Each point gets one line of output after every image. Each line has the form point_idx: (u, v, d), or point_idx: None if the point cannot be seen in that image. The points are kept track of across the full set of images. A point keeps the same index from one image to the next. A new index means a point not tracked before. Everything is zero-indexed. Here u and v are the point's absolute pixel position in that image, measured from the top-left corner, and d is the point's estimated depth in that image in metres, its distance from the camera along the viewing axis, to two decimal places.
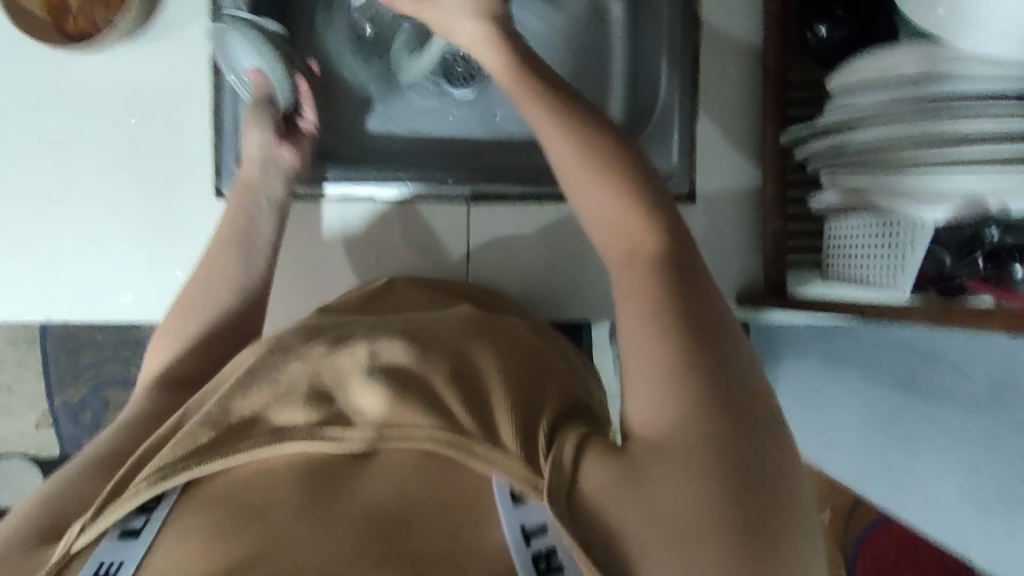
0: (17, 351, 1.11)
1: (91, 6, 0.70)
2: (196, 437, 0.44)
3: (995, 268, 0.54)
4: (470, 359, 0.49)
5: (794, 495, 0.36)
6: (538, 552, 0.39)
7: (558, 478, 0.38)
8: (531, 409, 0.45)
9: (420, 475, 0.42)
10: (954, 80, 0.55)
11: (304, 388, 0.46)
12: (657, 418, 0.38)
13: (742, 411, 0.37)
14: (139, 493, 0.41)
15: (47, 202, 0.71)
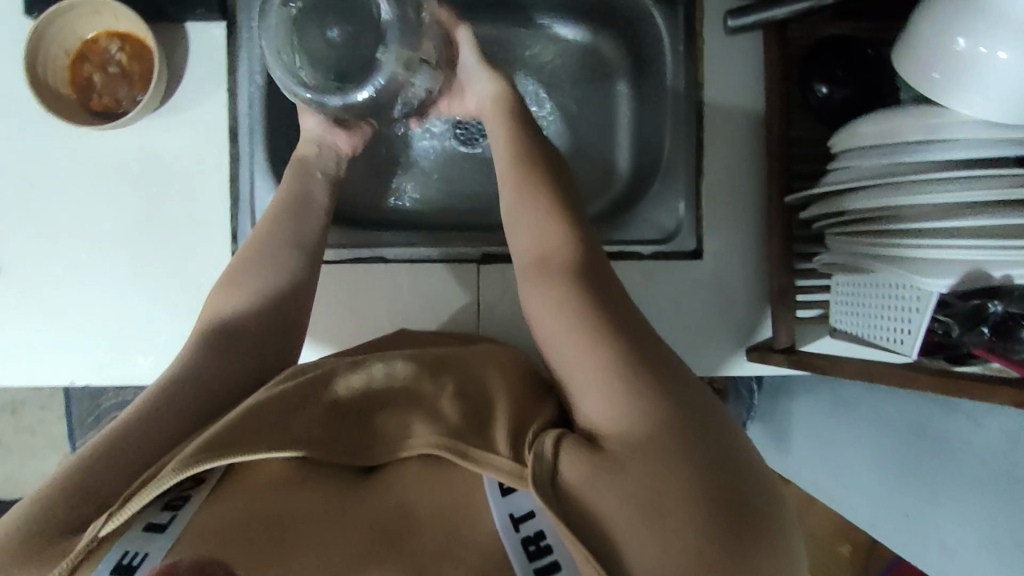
0: (43, 395, 1.26)
1: (114, 83, 0.73)
2: (219, 432, 0.47)
3: (1001, 339, 0.54)
4: (471, 384, 0.55)
5: (748, 475, 0.41)
6: (527, 536, 0.44)
7: (541, 467, 0.43)
8: (523, 419, 0.49)
9: (423, 484, 0.48)
10: (949, 148, 0.58)
11: (326, 408, 0.51)
12: (621, 412, 0.43)
13: (690, 408, 0.43)
14: (165, 479, 0.44)
15: (71, 268, 0.74)
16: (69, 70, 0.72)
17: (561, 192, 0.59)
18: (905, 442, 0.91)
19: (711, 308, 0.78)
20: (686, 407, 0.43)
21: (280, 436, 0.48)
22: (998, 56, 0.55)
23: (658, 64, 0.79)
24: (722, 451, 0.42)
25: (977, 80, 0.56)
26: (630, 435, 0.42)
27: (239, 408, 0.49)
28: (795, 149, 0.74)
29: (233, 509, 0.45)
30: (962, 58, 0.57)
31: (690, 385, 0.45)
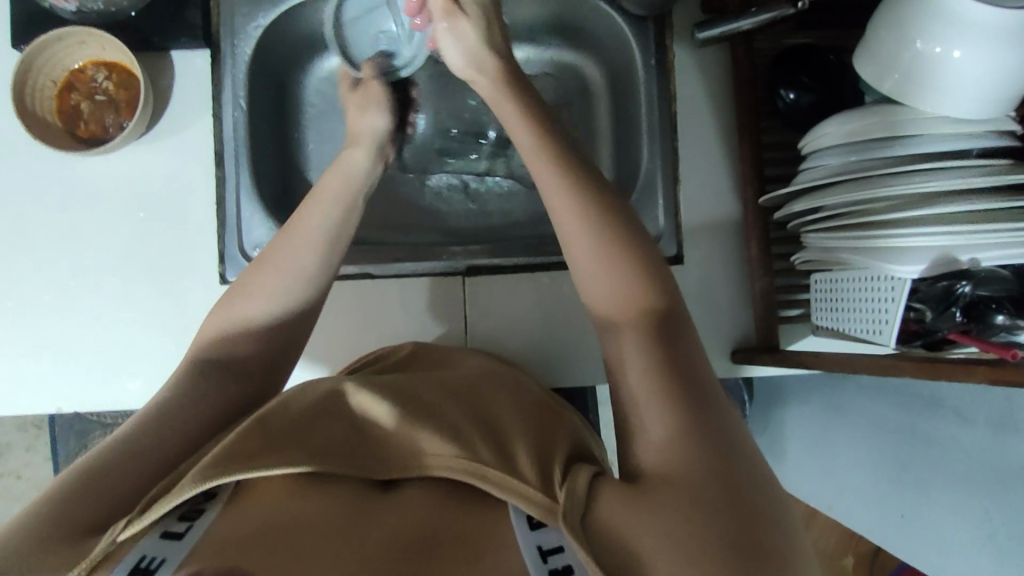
0: (28, 436, 1.25)
1: (101, 111, 0.74)
2: (240, 449, 0.47)
3: (975, 320, 0.55)
4: (494, 415, 0.56)
5: (781, 513, 0.40)
6: (554, 568, 0.41)
7: (572, 501, 0.43)
8: (548, 450, 0.51)
9: (443, 501, 0.48)
10: (913, 143, 0.60)
11: (342, 434, 0.51)
12: (660, 448, 0.43)
13: (725, 442, 0.43)
14: (183, 490, 0.44)
15: (59, 296, 0.74)
16: (56, 99, 0.74)
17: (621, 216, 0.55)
18: (897, 440, 0.91)
19: (696, 312, 0.79)
20: (722, 442, 0.43)
21: (302, 454, 0.48)
22: (953, 54, 0.57)
23: (631, 77, 0.82)
24: (756, 483, 0.41)
25: (936, 79, 0.58)
26: (667, 471, 0.42)
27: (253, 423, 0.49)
28: (767, 153, 0.77)
29: (249, 521, 0.44)
30: (920, 60, 0.59)
31: (728, 419, 0.45)
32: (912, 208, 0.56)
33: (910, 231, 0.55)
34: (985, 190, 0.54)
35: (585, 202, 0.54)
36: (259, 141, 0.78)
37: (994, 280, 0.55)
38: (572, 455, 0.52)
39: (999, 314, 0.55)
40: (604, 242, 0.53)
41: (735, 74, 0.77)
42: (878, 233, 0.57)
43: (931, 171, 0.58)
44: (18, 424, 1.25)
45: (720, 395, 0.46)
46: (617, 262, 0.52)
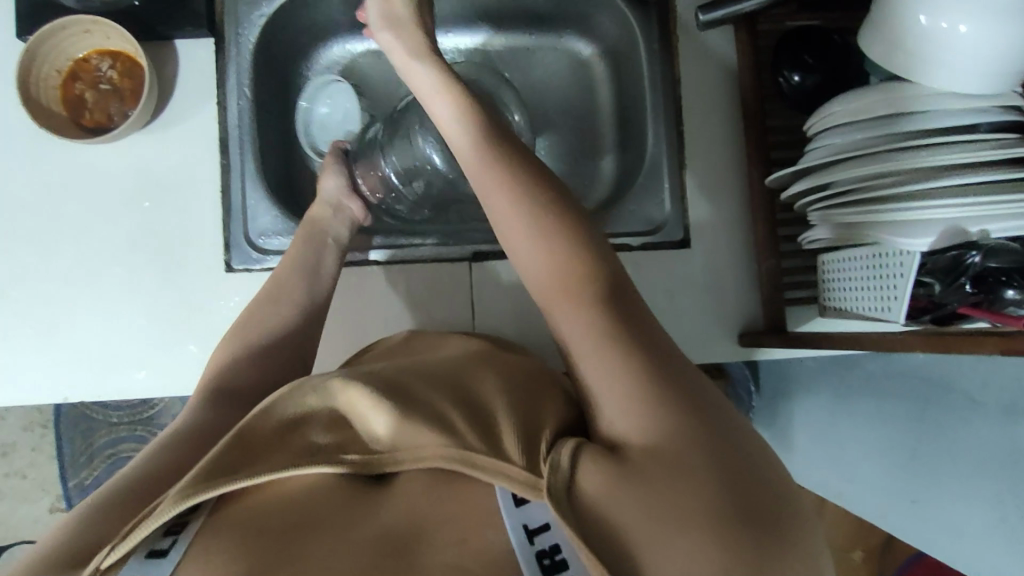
0: (33, 436, 1.24)
1: (106, 100, 0.75)
2: (220, 458, 0.45)
3: (984, 293, 0.55)
4: (482, 389, 0.52)
5: (771, 485, 0.41)
6: (542, 549, 0.41)
7: (555, 477, 0.42)
8: (533, 424, 0.48)
9: (434, 491, 0.45)
10: (922, 118, 0.60)
11: (319, 421, 0.48)
12: (642, 422, 0.42)
13: (712, 419, 0.42)
14: (166, 510, 0.42)
15: (65, 285, 0.74)
16: (61, 89, 0.74)
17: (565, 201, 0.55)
18: (907, 425, 0.91)
19: (703, 296, 0.78)
20: (710, 419, 0.42)
21: (284, 456, 0.45)
22: (959, 28, 0.57)
23: (635, 62, 0.82)
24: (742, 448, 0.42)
25: (941, 54, 0.58)
26: (653, 446, 0.41)
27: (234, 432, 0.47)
28: (772, 136, 0.77)
29: (238, 525, 0.43)
30: (926, 36, 0.59)
31: (711, 395, 0.44)
32: (922, 182, 0.56)
33: (922, 205, 0.55)
34: (994, 162, 0.54)
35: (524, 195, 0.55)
36: (263, 129, 0.79)
37: (1005, 252, 0.54)
38: (563, 427, 0.50)
39: (1010, 288, 0.54)
40: (538, 230, 0.53)
41: (740, 57, 0.77)
42: (890, 207, 0.57)
43: (940, 146, 0.58)
44: (23, 423, 1.24)
45: (689, 367, 0.46)
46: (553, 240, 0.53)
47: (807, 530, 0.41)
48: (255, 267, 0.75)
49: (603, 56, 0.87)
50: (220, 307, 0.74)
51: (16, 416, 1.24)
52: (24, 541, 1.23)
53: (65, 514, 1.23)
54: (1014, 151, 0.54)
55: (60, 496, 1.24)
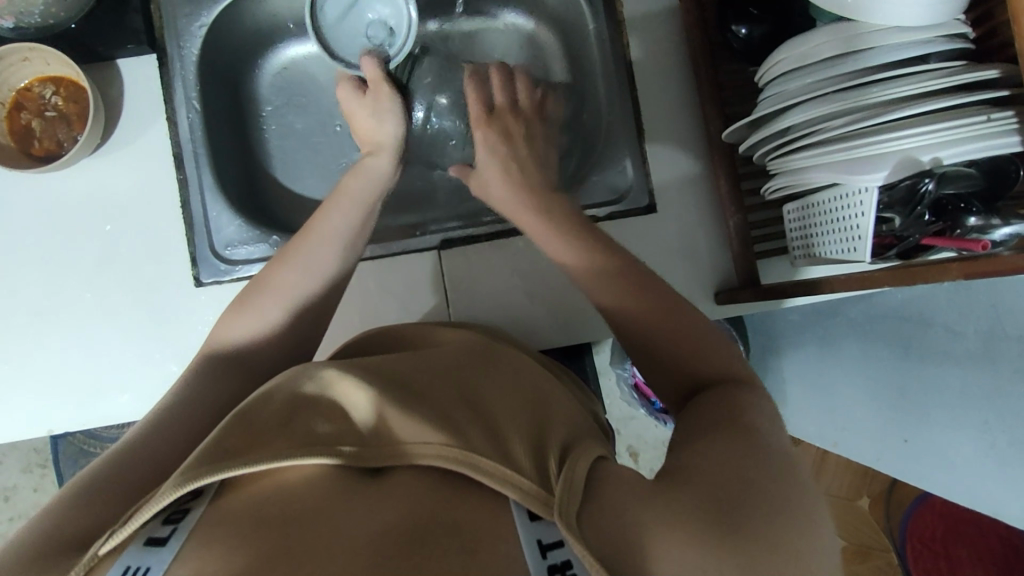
0: (33, 476, 1.24)
1: (53, 127, 0.74)
2: (219, 445, 0.43)
3: (947, 219, 0.56)
4: (481, 392, 0.51)
5: (801, 505, 0.39)
6: (553, 564, 0.36)
7: (569, 495, 0.40)
8: (539, 434, 0.47)
9: (439, 491, 0.42)
10: (869, 54, 0.59)
11: (315, 411, 0.46)
12: (684, 458, 0.43)
13: (738, 435, 0.43)
14: (166, 493, 0.40)
15: (34, 317, 0.73)
16: (6, 121, 0.74)
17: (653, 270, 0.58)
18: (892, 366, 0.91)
19: (676, 260, 0.78)
20: (739, 435, 0.43)
21: (283, 443, 0.43)
22: None
23: (584, 33, 0.82)
24: (764, 468, 0.41)
25: None
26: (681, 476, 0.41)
27: (233, 417, 0.46)
28: (726, 92, 0.77)
29: (233, 516, 0.40)
30: None
31: (750, 417, 0.45)
32: (882, 115, 0.56)
33: (885, 135, 0.54)
34: (945, 88, 0.54)
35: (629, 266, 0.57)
36: (215, 140, 0.78)
37: (961, 177, 0.55)
38: (569, 440, 0.49)
39: (970, 214, 0.55)
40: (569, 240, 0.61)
41: (686, 18, 0.77)
42: (852, 142, 0.56)
43: (891, 79, 0.58)
44: (22, 465, 1.24)
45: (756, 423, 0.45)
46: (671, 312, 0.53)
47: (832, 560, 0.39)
48: (225, 278, 0.74)
49: (551, 30, 0.86)
50: (195, 321, 0.74)
51: (14, 459, 1.23)
52: None
53: None
54: (963, 77, 0.55)
55: None
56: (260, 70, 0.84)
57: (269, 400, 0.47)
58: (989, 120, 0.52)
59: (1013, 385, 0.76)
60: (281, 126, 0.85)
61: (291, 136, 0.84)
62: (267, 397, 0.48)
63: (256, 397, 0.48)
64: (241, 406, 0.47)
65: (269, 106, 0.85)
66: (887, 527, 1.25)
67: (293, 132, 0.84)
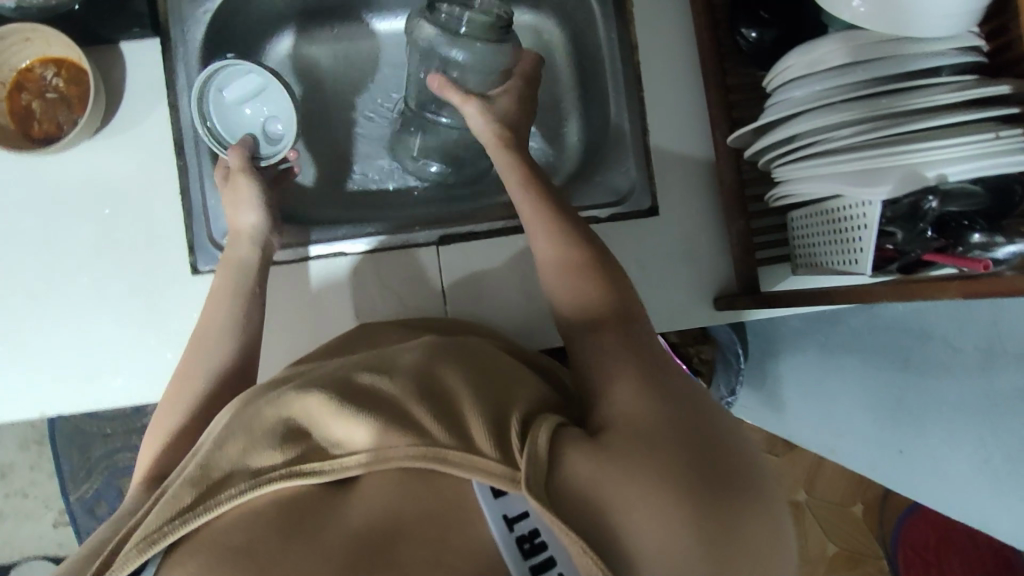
0: (30, 454, 1.24)
1: (54, 110, 0.74)
2: (177, 497, 0.42)
3: (949, 237, 0.55)
4: (441, 375, 0.48)
5: (749, 472, 0.41)
6: (521, 534, 0.39)
7: (537, 466, 0.40)
8: (501, 411, 0.44)
9: (406, 489, 0.41)
10: (884, 64, 0.58)
11: (272, 433, 0.44)
12: (634, 413, 0.44)
13: (689, 405, 0.44)
14: (132, 558, 0.40)
15: (30, 300, 0.73)
16: (7, 102, 0.74)
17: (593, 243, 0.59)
18: (889, 378, 0.90)
19: (676, 263, 0.78)
20: (688, 407, 0.44)
21: (244, 477, 0.42)
22: None
23: (592, 31, 0.81)
24: (710, 426, 0.43)
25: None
26: (636, 431, 0.42)
27: (191, 464, 0.44)
28: (734, 95, 0.76)
29: (201, 552, 0.40)
30: None
31: (694, 391, 0.46)
32: (901, 126, 0.54)
33: (900, 148, 0.53)
34: (960, 103, 0.53)
35: (556, 243, 0.59)
36: None
37: (967, 195, 0.55)
38: (532, 408, 0.47)
39: (975, 232, 0.54)
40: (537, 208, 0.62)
41: (696, 19, 0.76)
42: (864, 155, 0.55)
43: (903, 89, 0.56)
44: (20, 443, 1.24)
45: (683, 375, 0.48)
46: (571, 259, 0.58)
47: (779, 518, 0.42)
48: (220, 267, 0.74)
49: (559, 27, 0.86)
50: (191, 309, 0.74)
51: (13, 436, 1.24)
52: (29, 558, 1.24)
53: (70, 529, 1.23)
54: (975, 91, 0.54)
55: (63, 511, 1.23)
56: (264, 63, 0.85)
57: (227, 438, 0.44)
58: (998, 138, 0.51)
59: (1010, 401, 0.76)
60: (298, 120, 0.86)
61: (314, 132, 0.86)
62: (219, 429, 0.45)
63: (210, 433, 0.47)
64: (202, 448, 0.45)
65: None
66: (880, 534, 1.24)
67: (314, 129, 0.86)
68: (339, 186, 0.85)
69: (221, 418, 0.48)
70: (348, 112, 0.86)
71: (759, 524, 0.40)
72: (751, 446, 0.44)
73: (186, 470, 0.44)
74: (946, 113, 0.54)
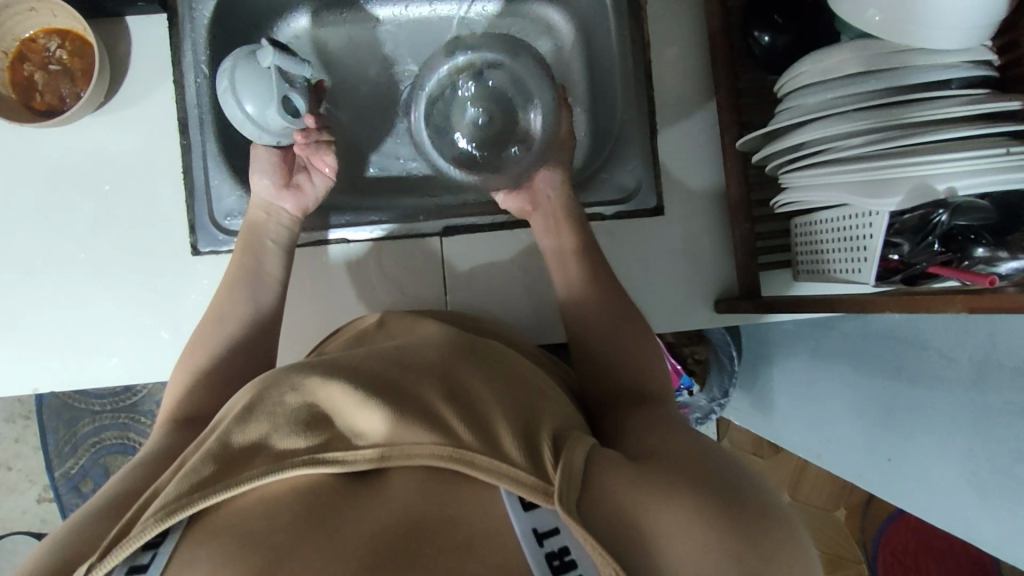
0: (16, 427, 1.23)
1: (56, 82, 0.73)
2: (197, 471, 0.42)
3: (954, 250, 0.56)
4: (466, 382, 0.49)
5: (778, 511, 0.41)
6: (551, 551, 0.37)
7: (568, 483, 0.40)
8: (528, 422, 0.45)
9: (429, 489, 0.41)
10: (896, 74, 0.58)
11: (297, 419, 0.44)
12: (668, 452, 0.44)
13: (717, 451, 0.45)
14: (148, 529, 0.39)
15: (26, 273, 0.72)
16: (9, 71, 0.73)
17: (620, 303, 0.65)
18: (882, 387, 0.90)
19: (678, 264, 0.78)
20: (718, 453, 0.44)
21: (266, 460, 0.42)
22: None
23: (605, 28, 0.80)
24: (741, 473, 0.43)
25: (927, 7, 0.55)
26: (669, 467, 0.43)
27: (211, 439, 0.44)
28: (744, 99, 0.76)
29: (219, 536, 0.40)
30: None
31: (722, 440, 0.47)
32: (908, 137, 0.54)
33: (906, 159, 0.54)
34: (972, 118, 0.53)
35: (581, 270, 0.68)
36: (222, 106, 0.77)
37: (974, 210, 0.54)
38: (558, 422, 0.48)
39: (979, 246, 0.54)
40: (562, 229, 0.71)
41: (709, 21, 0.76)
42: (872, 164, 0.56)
43: (916, 102, 0.57)
44: (5, 416, 1.23)
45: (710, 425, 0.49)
46: (605, 326, 0.63)
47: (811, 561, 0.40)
48: (222, 248, 0.73)
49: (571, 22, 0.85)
50: (190, 290, 0.73)
51: None
52: (11, 532, 1.23)
53: (55, 504, 1.23)
54: (985, 106, 0.54)
55: (48, 486, 1.22)
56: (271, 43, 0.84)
57: (250, 416, 0.44)
58: (1007, 154, 0.52)
59: (1005, 415, 0.74)
60: None
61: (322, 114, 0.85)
62: (241, 409, 0.45)
63: (227, 413, 0.47)
64: (222, 425, 0.45)
65: None
66: (861, 539, 1.25)
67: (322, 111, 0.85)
68: (343, 171, 0.85)
69: (239, 399, 0.47)
70: (356, 97, 0.85)
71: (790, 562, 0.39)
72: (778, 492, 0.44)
73: (205, 446, 0.44)
74: (957, 126, 0.54)
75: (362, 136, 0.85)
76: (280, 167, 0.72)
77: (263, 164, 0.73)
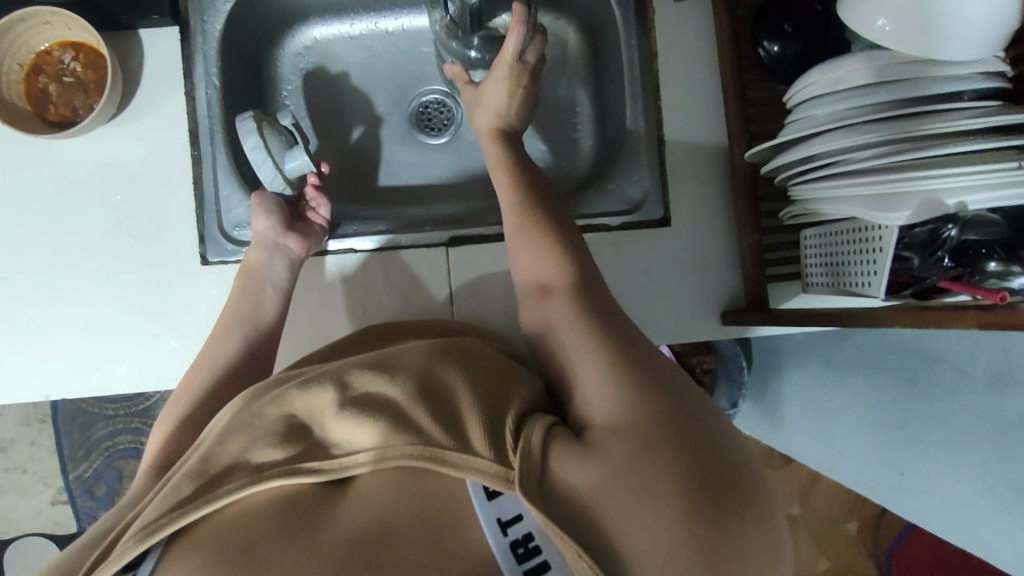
0: (31, 430, 1.24)
1: (70, 93, 0.74)
2: (178, 490, 0.44)
3: (966, 264, 0.54)
4: (437, 371, 0.49)
5: (743, 476, 0.40)
6: (515, 539, 0.39)
7: (528, 468, 0.40)
8: (497, 410, 0.46)
9: (399, 489, 0.43)
10: (911, 87, 0.57)
11: (275, 429, 0.46)
12: (613, 405, 0.43)
13: (678, 405, 0.42)
14: (127, 550, 0.42)
15: (40, 281, 0.73)
16: (24, 83, 0.74)
17: (572, 242, 0.58)
18: (895, 400, 0.89)
19: (686, 275, 0.77)
20: (679, 403, 0.42)
21: (242, 472, 0.44)
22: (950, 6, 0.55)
23: (614, 37, 0.80)
24: (695, 420, 0.42)
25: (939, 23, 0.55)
26: (619, 426, 0.42)
27: (193, 460, 0.46)
28: (753, 109, 0.75)
29: (199, 548, 0.42)
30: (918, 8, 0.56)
31: (684, 388, 0.44)
32: (920, 150, 0.53)
33: (919, 173, 0.53)
34: (987, 129, 0.52)
35: (536, 230, 0.58)
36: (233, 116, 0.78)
37: (983, 224, 0.54)
38: (527, 407, 0.48)
39: (991, 260, 0.53)
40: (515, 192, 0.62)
41: (718, 30, 0.76)
42: (883, 177, 0.55)
43: (932, 114, 0.55)
44: (20, 418, 1.24)
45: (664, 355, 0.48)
46: (549, 269, 0.56)
47: (776, 526, 0.40)
48: (231, 259, 0.74)
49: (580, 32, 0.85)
50: (198, 299, 0.74)
51: (14, 412, 1.24)
52: (25, 534, 1.24)
53: (68, 507, 1.23)
54: (1000, 118, 0.53)
55: (61, 489, 1.23)
56: (281, 51, 0.84)
57: (228, 434, 0.47)
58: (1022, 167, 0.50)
59: None
60: (318, 110, 0.86)
61: (337, 124, 0.86)
62: (221, 430, 0.48)
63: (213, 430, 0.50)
64: (203, 446, 0.47)
65: (288, 86, 0.85)
66: (873, 551, 1.24)
67: (337, 121, 0.86)
68: (354, 181, 0.85)
69: (225, 415, 0.51)
70: (367, 107, 0.86)
71: (754, 530, 0.38)
72: (746, 450, 0.43)
73: (186, 466, 0.46)
74: (974, 138, 0.53)
75: (371, 144, 0.86)
76: (282, 213, 0.73)
77: (266, 209, 0.73)
